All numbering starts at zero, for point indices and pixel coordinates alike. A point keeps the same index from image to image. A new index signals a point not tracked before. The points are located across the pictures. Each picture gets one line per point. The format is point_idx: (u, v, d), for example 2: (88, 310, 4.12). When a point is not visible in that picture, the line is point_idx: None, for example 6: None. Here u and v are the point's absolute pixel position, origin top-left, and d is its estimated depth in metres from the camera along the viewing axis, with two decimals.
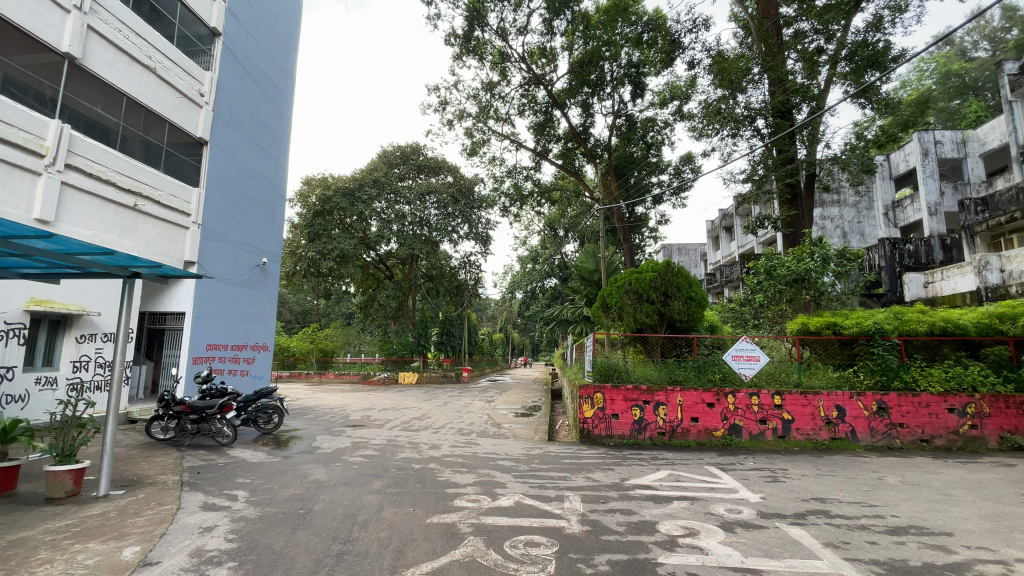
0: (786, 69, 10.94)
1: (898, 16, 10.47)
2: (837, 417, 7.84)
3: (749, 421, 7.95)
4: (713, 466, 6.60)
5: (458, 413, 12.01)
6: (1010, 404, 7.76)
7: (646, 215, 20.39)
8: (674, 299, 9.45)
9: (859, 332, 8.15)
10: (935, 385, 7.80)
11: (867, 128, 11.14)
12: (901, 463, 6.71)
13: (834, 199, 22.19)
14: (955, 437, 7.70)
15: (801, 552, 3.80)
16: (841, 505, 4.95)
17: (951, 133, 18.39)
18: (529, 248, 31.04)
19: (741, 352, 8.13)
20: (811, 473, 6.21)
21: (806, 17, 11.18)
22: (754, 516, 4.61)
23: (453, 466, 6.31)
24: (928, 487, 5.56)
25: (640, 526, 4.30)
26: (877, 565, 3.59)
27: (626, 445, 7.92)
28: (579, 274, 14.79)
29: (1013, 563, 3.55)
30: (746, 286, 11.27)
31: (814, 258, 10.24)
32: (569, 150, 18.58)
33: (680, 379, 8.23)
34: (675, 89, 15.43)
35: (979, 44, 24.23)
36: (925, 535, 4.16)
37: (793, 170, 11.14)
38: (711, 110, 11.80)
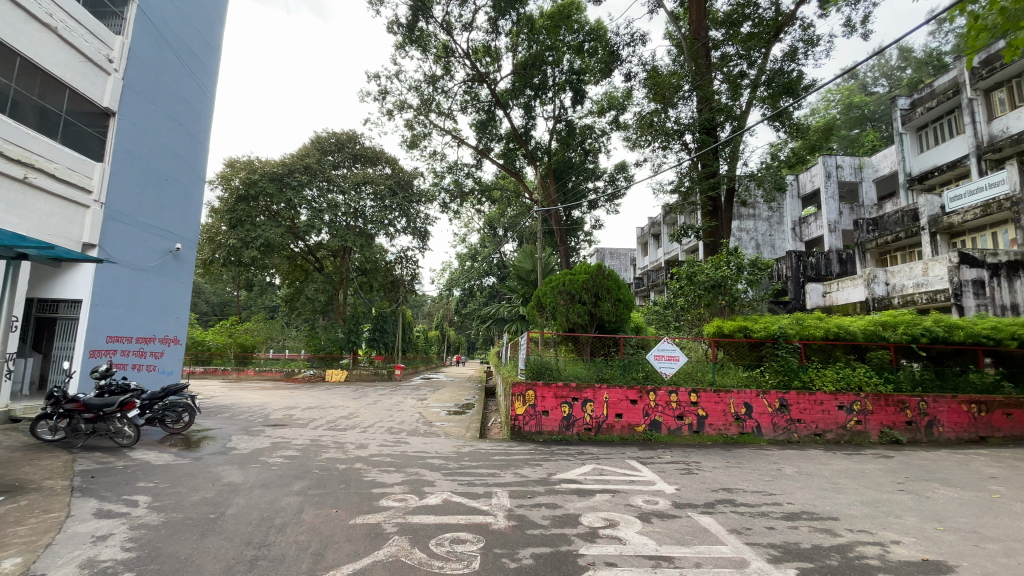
0: (713, 89, 11.64)
1: (810, 49, 11.49)
2: (746, 413, 8.51)
3: (668, 418, 8.43)
4: (634, 460, 6.95)
5: (388, 411, 11.78)
6: (890, 402, 8.77)
7: (582, 219, 21.03)
8: (604, 301, 9.85)
9: (767, 335, 8.89)
10: (828, 384, 8.70)
11: (780, 149, 12.13)
12: (798, 455, 7.40)
13: (750, 213, 24.11)
14: (844, 431, 8.62)
15: (709, 538, 4.11)
16: (745, 494, 5.39)
17: (851, 159, 20.45)
18: (467, 246, 30.98)
19: (662, 352, 8.65)
20: (721, 465, 6.69)
21: (732, 42, 11.99)
22: (668, 506, 4.92)
23: (381, 466, 6.17)
24: (819, 477, 6.18)
25: (564, 519, 4.44)
26: (774, 548, 3.94)
27: (554, 440, 8.11)
28: (517, 273, 15.00)
29: (888, 544, 4.04)
30: (670, 290, 11.95)
31: (730, 266, 11.04)
32: (510, 150, 18.66)
33: (607, 377, 8.60)
34: (613, 99, 16.01)
35: (878, 80, 27.18)
36: (815, 520, 4.64)
37: (715, 183, 11.97)
38: (644, 122, 12.38)
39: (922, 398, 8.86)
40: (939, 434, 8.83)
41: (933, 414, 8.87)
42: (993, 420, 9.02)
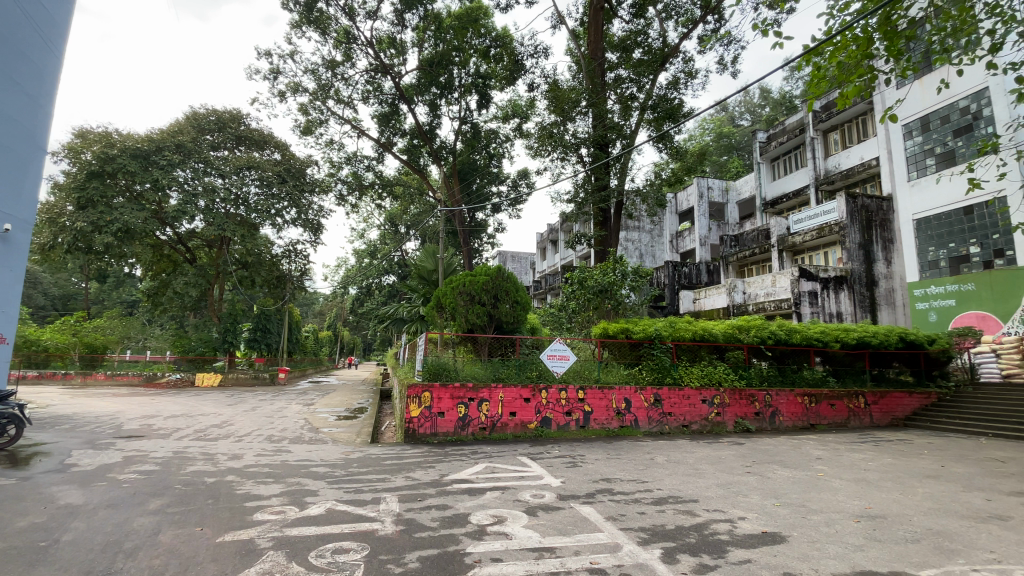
0: (607, 107, 12.49)
1: (690, 80, 12.80)
2: (626, 408, 9.24)
3: (557, 414, 8.86)
4: (524, 456, 7.21)
5: (269, 417, 10.92)
6: (743, 396, 10.08)
7: (485, 221, 21.29)
8: (502, 302, 10.10)
9: (645, 336, 9.75)
10: (694, 381, 9.76)
11: (662, 168, 13.37)
12: (668, 445, 8.21)
13: (635, 225, 26.23)
14: (706, 422, 9.72)
15: (588, 527, 4.41)
16: (621, 483, 5.87)
17: (719, 182, 23.13)
18: (366, 242, 29.76)
19: (555, 352, 9.04)
20: (602, 457, 7.20)
21: (625, 66, 12.97)
22: (553, 499, 5.19)
23: (257, 477, 5.73)
24: (683, 464, 6.93)
25: (454, 519, 4.49)
26: (644, 531, 4.34)
27: (449, 442, 8.10)
28: (418, 273, 14.82)
29: (735, 521, 4.66)
30: (564, 294, 12.59)
31: (616, 272, 11.96)
32: (414, 147, 18.27)
33: (502, 376, 8.79)
34: (516, 107, 16.45)
35: (743, 114, 31.09)
36: (679, 503, 5.20)
37: (606, 196, 12.88)
38: (545, 132, 12.90)
39: (767, 391, 10.30)
40: (780, 422, 10.33)
41: (775, 405, 10.34)
42: (820, 409, 10.75)
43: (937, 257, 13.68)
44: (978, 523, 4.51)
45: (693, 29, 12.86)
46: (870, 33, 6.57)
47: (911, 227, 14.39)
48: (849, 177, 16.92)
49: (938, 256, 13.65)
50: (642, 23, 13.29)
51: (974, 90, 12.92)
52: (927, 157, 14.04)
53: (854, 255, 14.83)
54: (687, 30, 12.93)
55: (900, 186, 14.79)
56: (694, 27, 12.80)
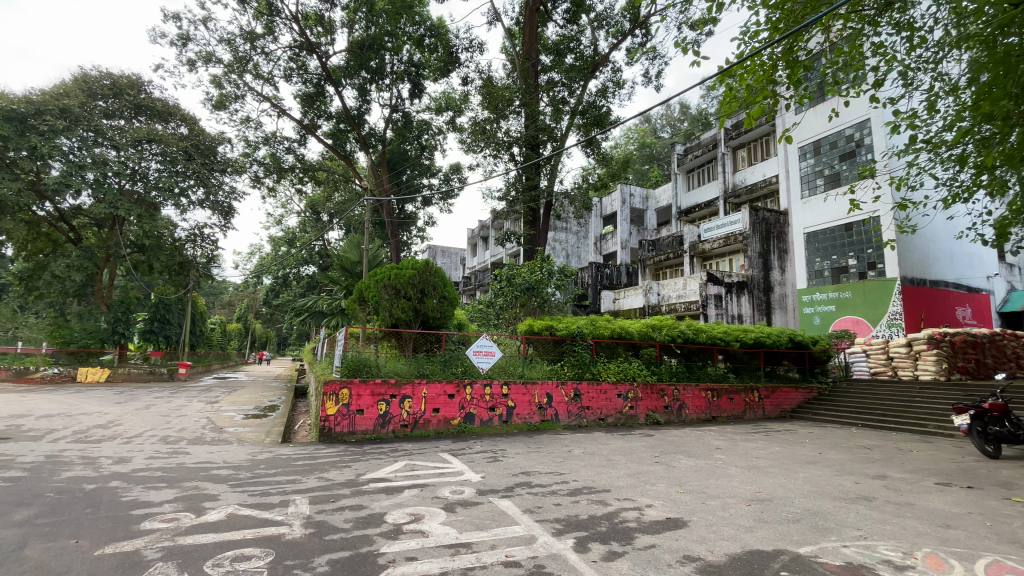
0: (539, 109, 12.73)
1: (617, 90, 13.36)
2: (547, 402, 9.50)
3: (481, 410, 8.91)
4: (445, 452, 7.18)
5: (166, 417, 9.96)
6: (655, 391, 10.74)
7: (415, 214, 20.85)
8: (430, 297, 9.96)
9: (567, 333, 10.16)
10: (611, 376, 10.26)
11: (590, 173, 13.85)
12: (585, 438, 8.56)
13: (563, 226, 26.98)
14: (620, 415, 10.24)
15: (505, 520, 4.49)
16: (539, 476, 6.03)
17: (640, 190, 24.47)
18: (284, 229, 28.02)
19: (481, 348, 9.09)
20: (523, 451, 7.35)
21: (557, 70, 13.28)
22: (472, 494, 5.22)
23: (149, 482, 5.22)
24: (598, 456, 7.26)
25: (368, 519, 4.37)
26: (558, 522, 4.50)
27: (367, 440, 7.86)
28: (340, 264, 14.23)
29: (643, 508, 4.97)
30: (492, 290, 12.64)
31: (543, 271, 12.25)
32: (340, 131, 17.41)
33: (427, 372, 8.68)
34: (450, 100, 16.26)
35: (664, 126, 33.00)
36: (592, 493, 5.44)
37: (535, 196, 13.13)
38: (477, 128, 12.87)
39: (676, 386, 11.05)
40: (686, 415, 11.11)
41: (683, 399, 11.11)
42: (721, 403, 11.69)
43: (822, 267, 15.39)
44: (847, 503, 5.15)
45: (622, 40, 13.41)
46: (774, 61, 7.22)
47: (803, 239, 16.02)
48: (753, 192, 18.57)
49: (823, 267, 15.36)
50: (574, 30, 13.64)
51: (858, 120, 14.65)
52: (817, 177, 15.74)
53: (754, 262, 16.29)
54: (617, 41, 13.45)
55: (795, 202, 16.44)
56: (623, 39, 13.36)
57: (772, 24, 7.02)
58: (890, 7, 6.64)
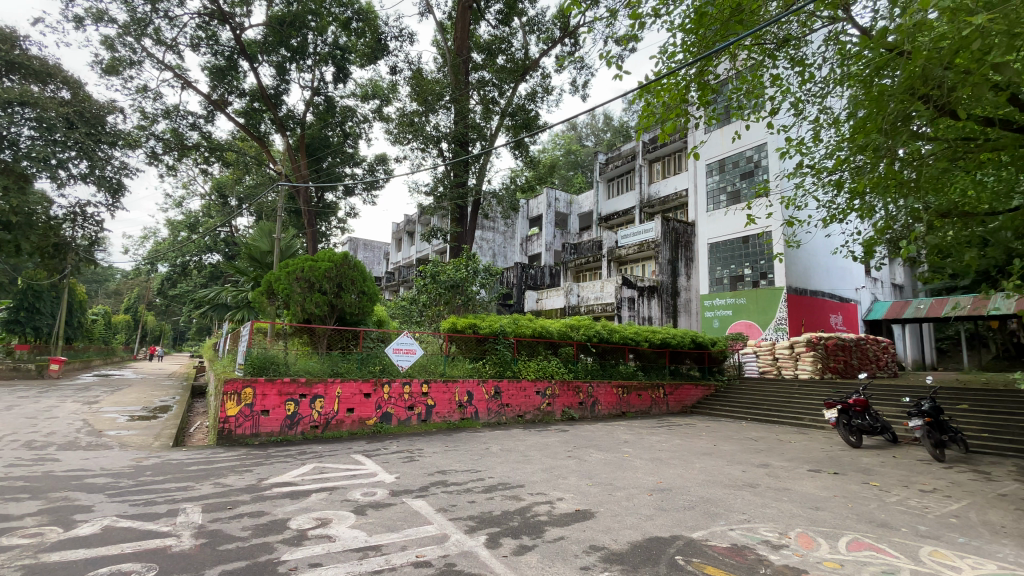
0: (468, 106, 12.71)
1: (545, 95, 13.64)
2: (467, 400, 9.50)
3: (399, 409, 8.71)
4: (359, 453, 6.94)
5: (30, 420, 8.69)
6: (571, 387, 11.14)
7: (335, 203, 19.86)
8: (347, 292, 9.55)
9: (490, 332, 10.24)
10: (531, 373, 10.49)
11: (518, 175, 14.03)
12: (503, 434, 8.67)
13: (490, 226, 27.18)
14: (538, 412, 10.49)
15: (417, 520, 4.43)
16: (455, 474, 6.02)
17: (565, 195, 25.27)
18: (184, 213, 25.55)
19: (400, 346, 8.84)
20: (440, 450, 7.30)
21: (488, 69, 13.31)
22: (385, 495, 5.10)
23: (5, 494, 4.53)
24: (515, 452, 7.38)
25: (269, 526, 4.11)
26: (471, 519, 4.52)
27: (273, 442, 7.40)
28: (248, 253, 13.24)
29: (555, 501, 5.14)
30: (415, 287, 12.38)
31: (468, 269, 12.23)
32: (254, 110, 16.13)
33: (341, 371, 8.34)
34: (377, 88, 15.69)
35: (589, 135, 34.28)
36: (507, 489, 5.52)
37: (463, 194, 13.06)
38: (405, 120, 12.54)
39: (591, 384, 11.54)
40: (599, 410, 11.64)
41: (597, 396, 11.63)
42: (630, 399, 12.38)
43: (722, 275, 16.79)
44: (735, 490, 5.69)
45: (552, 47, 13.72)
46: (688, 82, 7.76)
47: (707, 249, 17.36)
48: (666, 204, 19.84)
49: (723, 275, 16.76)
50: (506, 31, 13.74)
51: (757, 143, 16.17)
52: (721, 193, 17.14)
53: (665, 269, 17.39)
54: (547, 47, 13.75)
55: (701, 214, 17.79)
56: (553, 46, 13.66)
57: (687, 46, 7.54)
58: (787, 43, 7.39)
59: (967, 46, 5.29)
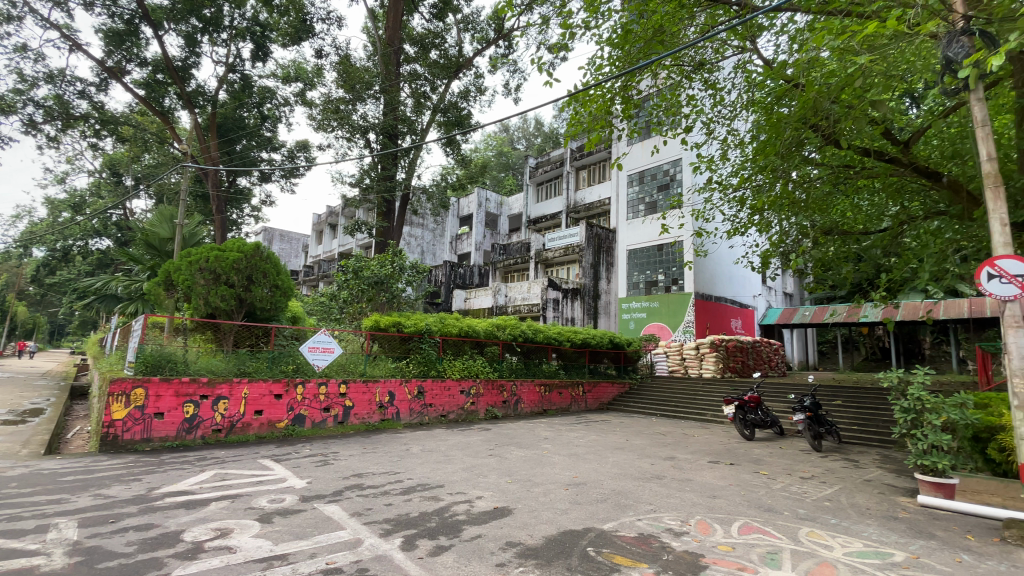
0: (399, 98, 12.40)
1: (478, 95, 13.64)
2: (388, 401, 9.26)
3: (313, 410, 8.31)
4: (267, 458, 6.53)
5: None
6: (495, 387, 11.23)
7: (250, 190, 18.51)
8: (258, 285, 8.94)
9: (415, 331, 10.05)
10: (455, 373, 10.44)
11: (449, 172, 13.87)
12: (425, 435, 8.55)
13: (419, 222, 26.75)
14: (462, 411, 10.47)
15: (329, 526, 4.26)
16: (372, 477, 5.85)
17: (495, 196, 25.47)
18: (68, 190, 22.58)
19: (318, 343, 8.42)
20: (356, 452, 7.05)
21: (420, 63, 13.07)
22: (294, 502, 4.84)
23: None
24: (436, 452, 7.31)
25: (159, 540, 3.76)
26: (387, 522, 4.42)
27: (168, 448, 6.76)
28: (145, 240, 12.00)
29: (474, 500, 5.16)
30: (335, 282, 11.86)
31: (393, 265, 11.93)
32: (157, 82, 14.60)
33: (249, 370, 7.79)
34: (301, 71, 14.84)
35: (521, 139, 34.78)
36: (426, 490, 5.46)
37: (390, 187, 12.68)
38: (329, 106, 11.98)
39: (514, 383, 11.71)
40: (522, 409, 11.84)
41: (519, 395, 11.82)
42: (552, 397, 12.73)
43: (639, 280, 17.76)
44: (644, 482, 6.04)
45: (486, 48, 13.76)
46: (612, 94, 8.11)
47: (627, 255, 18.26)
48: (591, 211, 20.64)
49: (639, 280, 17.74)
50: (440, 26, 13.57)
51: (673, 159, 17.27)
52: (640, 203, 18.13)
53: (587, 272, 18.08)
54: (481, 47, 13.76)
55: (621, 222, 18.69)
56: (487, 46, 13.71)
57: (613, 60, 7.88)
58: (702, 66, 7.97)
59: (850, 84, 6.00)
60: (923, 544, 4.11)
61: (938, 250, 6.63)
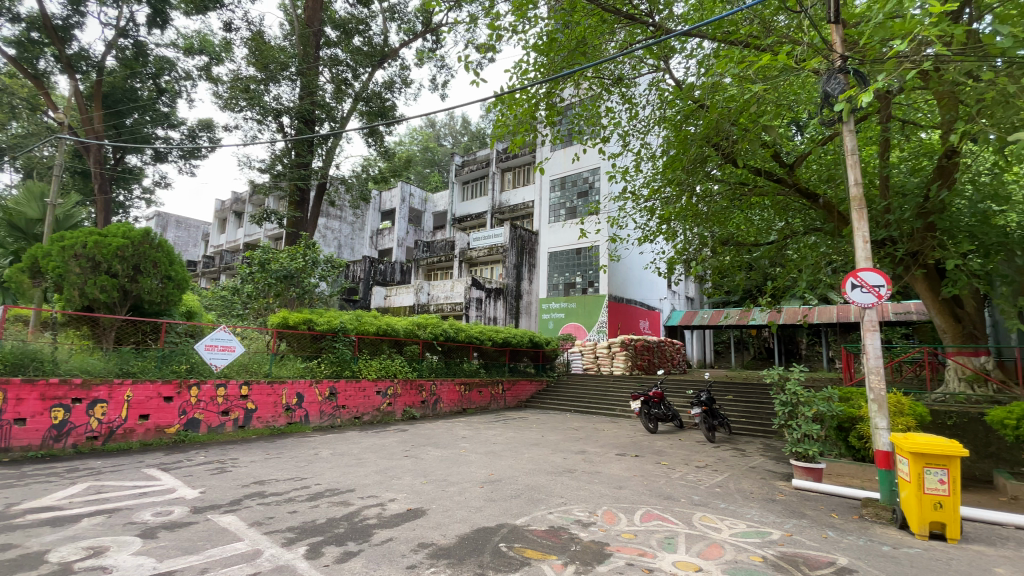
0: (317, 83, 11.78)
1: (404, 87, 13.31)
2: (296, 403, 8.76)
3: (210, 414, 7.64)
4: (153, 467, 5.91)
5: None
6: (413, 387, 11.04)
7: (143, 170, 16.63)
8: (146, 276, 8.05)
9: (328, 329, 9.60)
10: (371, 373, 10.11)
11: (371, 164, 13.39)
12: (336, 438, 8.20)
13: (337, 215, 25.64)
14: (377, 412, 10.16)
15: (224, 538, 3.94)
16: (276, 484, 5.51)
17: (420, 192, 25.01)
18: None
19: (216, 342, 7.79)
20: (259, 458, 6.59)
21: (342, 48, 12.51)
22: (185, 514, 4.43)
23: None
24: (347, 455, 7.04)
25: (16, 563, 3.27)
26: (291, 531, 4.19)
27: (29, 459, 5.88)
28: (6, 220, 10.38)
29: (386, 503, 5.04)
30: (239, 275, 11.04)
31: (305, 258, 11.29)
32: (30, 41, 12.61)
33: (134, 371, 6.99)
34: (207, 43, 13.58)
35: (447, 135, 34.40)
36: (335, 495, 5.24)
37: (305, 175, 11.98)
38: (238, 84, 11.10)
39: (433, 382, 11.59)
40: (440, 408, 11.74)
41: (438, 395, 11.71)
42: (471, 396, 12.75)
43: (558, 282, 18.32)
44: (556, 477, 6.25)
45: (413, 40, 13.46)
46: (537, 100, 8.28)
47: (548, 257, 18.74)
48: (515, 212, 20.96)
49: (559, 281, 18.29)
50: (365, 13, 13.05)
51: (592, 167, 18.01)
52: (561, 208, 18.71)
53: (509, 273, 18.30)
54: (408, 39, 13.44)
55: (544, 225, 19.16)
56: (414, 38, 13.42)
57: (539, 66, 8.06)
58: (620, 81, 8.40)
59: (748, 109, 6.66)
60: (794, 523, 4.65)
61: (814, 263, 7.53)
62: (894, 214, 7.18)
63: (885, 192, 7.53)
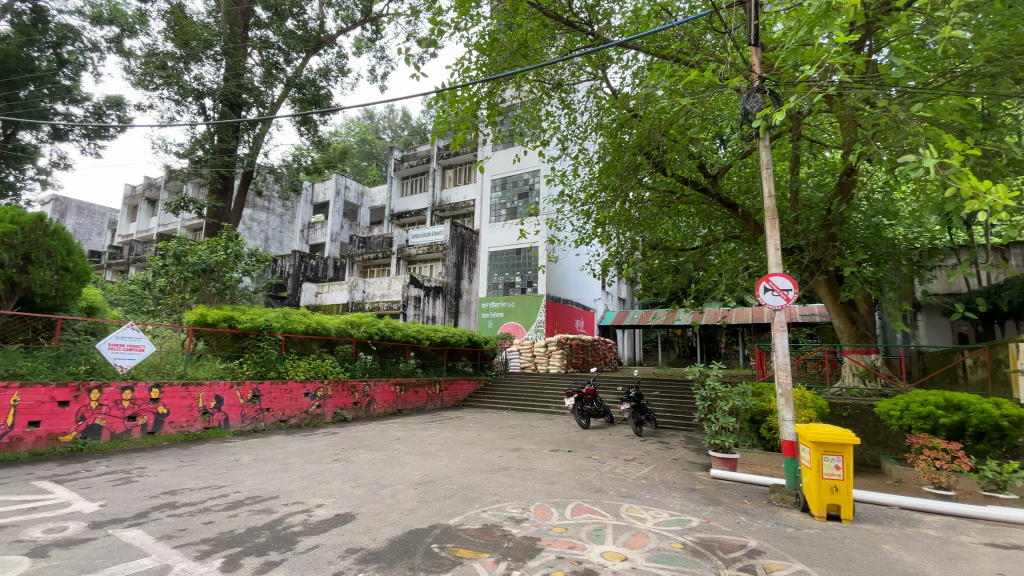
0: (245, 65, 11.08)
1: (340, 76, 12.83)
2: (214, 406, 8.19)
3: (114, 419, 6.96)
4: (44, 480, 5.31)
5: None
6: (345, 388, 10.67)
7: (39, 149, 14.86)
8: (38, 267, 7.20)
9: (252, 327, 9.09)
10: (299, 374, 9.65)
11: (304, 154, 12.78)
12: (259, 442, 7.77)
13: (264, 206, 24.27)
14: (305, 415, 9.71)
15: (128, 555, 3.62)
16: (189, 493, 5.14)
17: (356, 185, 24.17)
18: None
19: (121, 340, 7.11)
20: (170, 467, 6.11)
21: (273, 30, 11.85)
22: (81, 529, 4.02)
23: None
24: (271, 461, 6.68)
25: None
26: (206, 543, 3.92)
27: None
28: None
29: (312, 509, 4.84)
30: (150, 268, 10.18)
31: (227, 251, 10.58)
32: None
33: (21, 373, 6.22)
34: (117, 12, 12.36)
35: (386, 128, 33.51)
36: (257, 502, 4.96)
37: (229, 162, 11.21)
38: (153, 60, 10.24)
39: (367, 383, 11.26)
40: (374, 410, 11.43)
41: (372, 396, 11.40)
42: (406, 396, 12.52)
43: (497, 281, 18.42)
44: (491, 475, 6.29)
45: (351, 28, 13.00)
46: (477, 99, 8.27)
47: (487, 256, 18.79)
48: (455, 210, 20.83)
49: (498, 281, 18.40)
50: None
51: (532, 169, 18.23)
52: (502, 208, 18.82)
53: (448, 271, 18.15)
54: (346, 27, 12.98)
55: (484, 224, 19.18)
56: (352, 26, 12.98)
57: (480, 65, 8.06)
58: (559, 85, 8.57)
59: (676, 121, 7.02)
60: (711, 510, 4.98)
61: (732, 269, 8.08)
62: (802, 225, 7.85)
63: (796, 205, 8.21)
